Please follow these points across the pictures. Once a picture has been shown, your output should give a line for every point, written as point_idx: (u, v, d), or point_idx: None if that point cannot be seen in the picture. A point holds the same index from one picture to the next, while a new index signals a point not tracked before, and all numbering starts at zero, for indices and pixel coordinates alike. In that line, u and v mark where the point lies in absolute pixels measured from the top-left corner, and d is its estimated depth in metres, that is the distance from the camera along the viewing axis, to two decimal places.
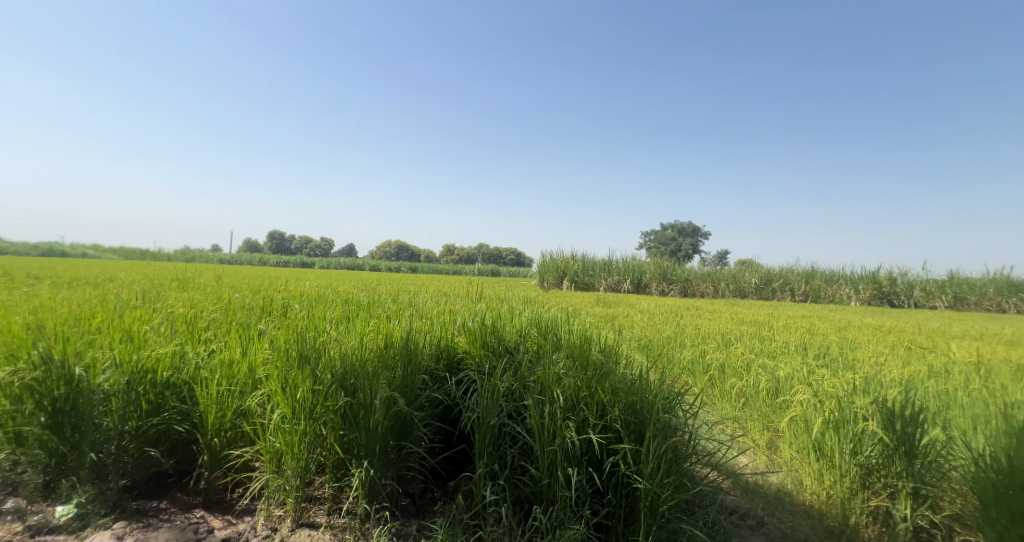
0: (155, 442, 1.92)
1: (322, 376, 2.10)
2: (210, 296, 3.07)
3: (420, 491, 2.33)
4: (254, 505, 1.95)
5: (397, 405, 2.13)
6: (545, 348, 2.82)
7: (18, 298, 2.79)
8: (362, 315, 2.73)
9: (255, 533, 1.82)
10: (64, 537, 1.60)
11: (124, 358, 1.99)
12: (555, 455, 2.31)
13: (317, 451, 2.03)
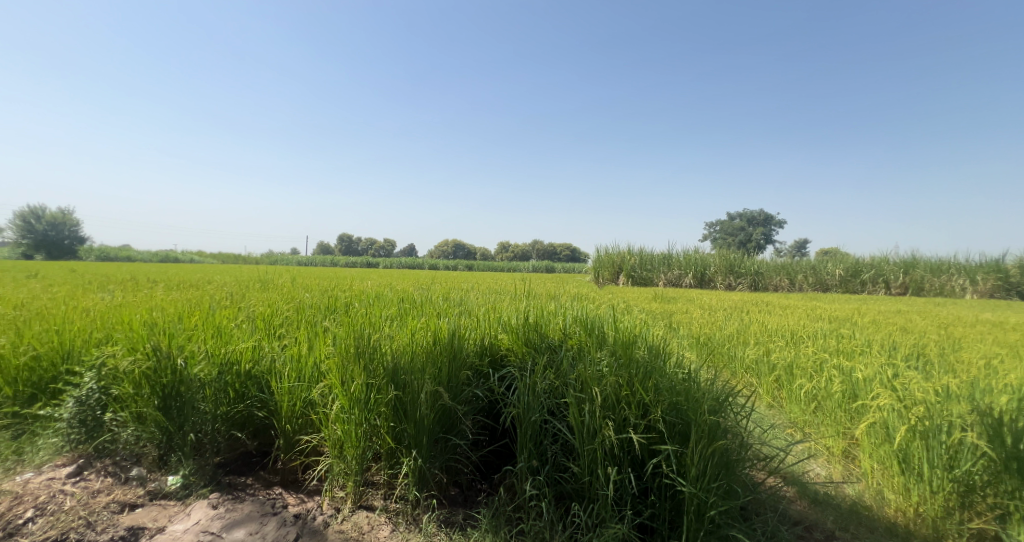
0: (241, 426, 2.33)
1: (375, 370, 2.31)
2: (286, 295, 3.44)
3: (468, 481, 2.51)
4: (321, 487, 2.26)
5: (442, 400, 2.31)
6: (588, 346, 2.82)
7: (138, 299, 3.33)
8: (414, 312, 2.92)
9: (321, 511, 2.10)
10: (174, 502, 2.00)
11: (214, 352, 2.37)
12: (595, 453, 2.34)
13: (373, 441, 2.27)
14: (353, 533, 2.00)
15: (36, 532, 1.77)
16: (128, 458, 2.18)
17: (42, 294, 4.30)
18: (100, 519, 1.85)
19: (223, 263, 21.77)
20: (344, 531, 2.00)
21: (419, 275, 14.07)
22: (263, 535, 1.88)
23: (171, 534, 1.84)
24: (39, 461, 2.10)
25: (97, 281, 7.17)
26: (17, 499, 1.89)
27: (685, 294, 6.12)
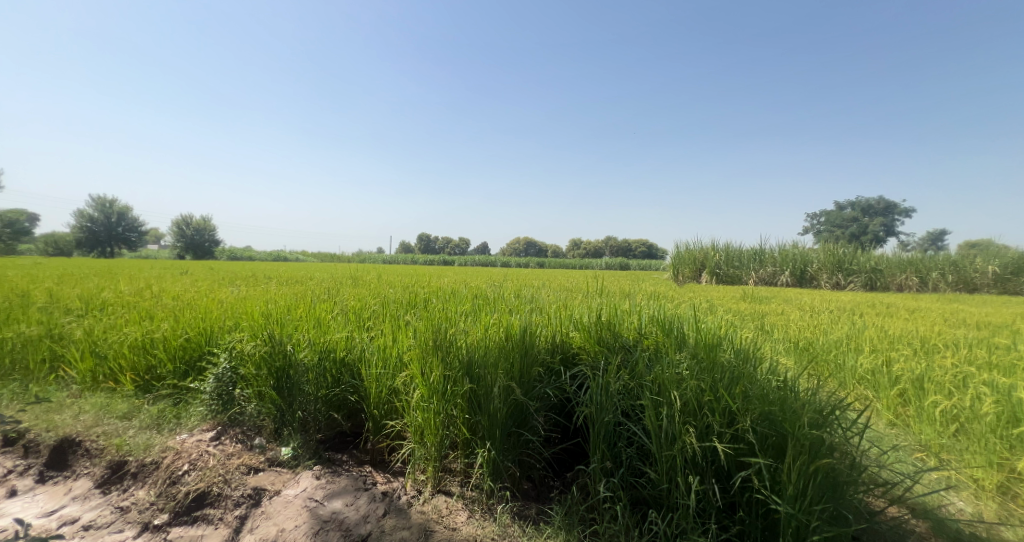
0: (338, 408, 2.64)
1: (451, 363, 2.46)
2: (373, 291, 3.81)
3: (541, 477, 2.53)
4: (404, 469, 2.46)
5: (514, 395, 2.38)
6: (666, 347, 2.70)
7: (257, 293, 3.91)
8: (487, 309, 3.05)
9: (406, 491, 2.29)
10: (287, 469, 2.33)
11: (316, 341, 2.73)
12: (674, 460, 2.22)
13: (451, 430, 2.41)
14: (433, 514, 2.14)
15: (190, 482, 2.18)
16: (252, 428, 2.57)
17: (190, 288, 5.22)
18: (234, 477, 2.22)
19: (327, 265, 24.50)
20: (425, 512, 2.16)
21: (496, 272, 14.51)
22: (356, 507, 2.12)
23: (285, 497, 2.15)
24: (191, 424, 2.56)
25: (227, 279, 7.52)
26: (177, 454, 2.31)
27: (778, 293, 5.53)
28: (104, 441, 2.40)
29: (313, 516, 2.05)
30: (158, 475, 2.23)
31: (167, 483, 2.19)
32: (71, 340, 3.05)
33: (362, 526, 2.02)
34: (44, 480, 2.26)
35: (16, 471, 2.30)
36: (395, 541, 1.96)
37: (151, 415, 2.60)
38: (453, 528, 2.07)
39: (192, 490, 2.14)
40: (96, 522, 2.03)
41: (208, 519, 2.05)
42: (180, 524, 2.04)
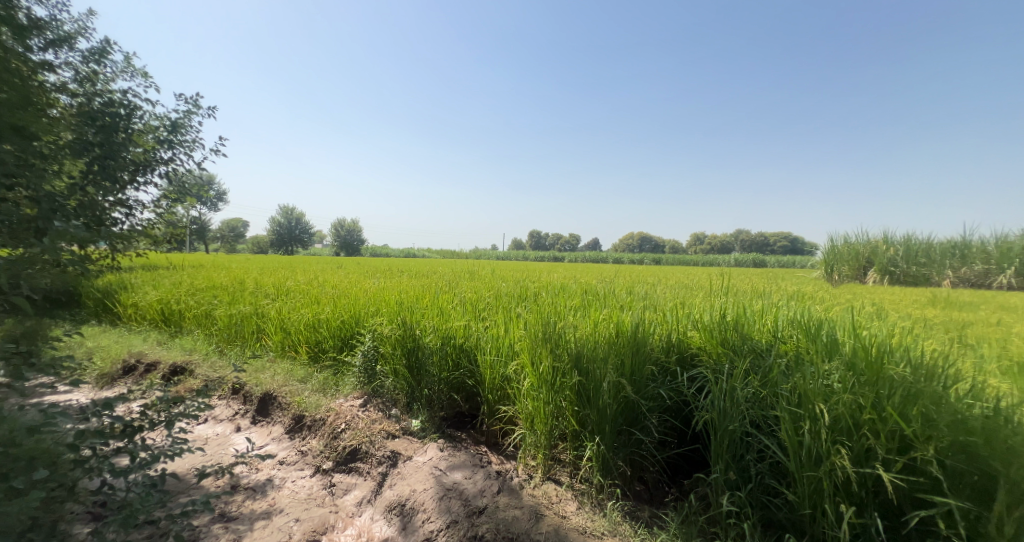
0: (458, 389, 2.92)
1: (561, 355, 2.49)
2: (488, 286, 4.19)
3: (654, 481, 2.39)
4: (515, 454, 2.60)
5: (625, 392, 2.31)
6: (811, 355, 2.14)
7: (396, 284, 4.53)
8: (596, 305, 3.05)
9: (518, 474, 2.40)
10: (416, 439, 2.62)
11: (439, 328, 3.07)
12: (820, 484, 1.81)
13: (560, 421, 2.46)
14: (544, 499, 2.19)
15: (346, 438, 2.58)
16: (389, 401, 2.98)
17: (351, 279, 6.28)
18: (377, 438, 2.57)
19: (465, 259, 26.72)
20: (536, 496, 2.22)
21: (620, 267, 13.99)
22: (474, 481, 2.25)
23: (416, 462, 2.41)
24: (346, 391, 3.08)
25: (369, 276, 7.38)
26: (338, 414, 2.77)
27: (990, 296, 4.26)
28: (290, 397, 3.01)
29: (439, 483, 2.23)
30: (324, 429, 2.71)
31: (331, 436, 2.64)
32: (268, 318, 3.93)
33: (479, 499, 2.12)
34: (255, 422, 2.91)
35: (239, 414, 3.01)
36: (508, 517, 2.02)
37: (318, 381, 3.20)
38: (564, 516, 2.08)
39: (347, 445, 2.53)
40: (286, 459, 2.54)
41: (359, 470, 2.40)
42: (340, 471, 2.42)
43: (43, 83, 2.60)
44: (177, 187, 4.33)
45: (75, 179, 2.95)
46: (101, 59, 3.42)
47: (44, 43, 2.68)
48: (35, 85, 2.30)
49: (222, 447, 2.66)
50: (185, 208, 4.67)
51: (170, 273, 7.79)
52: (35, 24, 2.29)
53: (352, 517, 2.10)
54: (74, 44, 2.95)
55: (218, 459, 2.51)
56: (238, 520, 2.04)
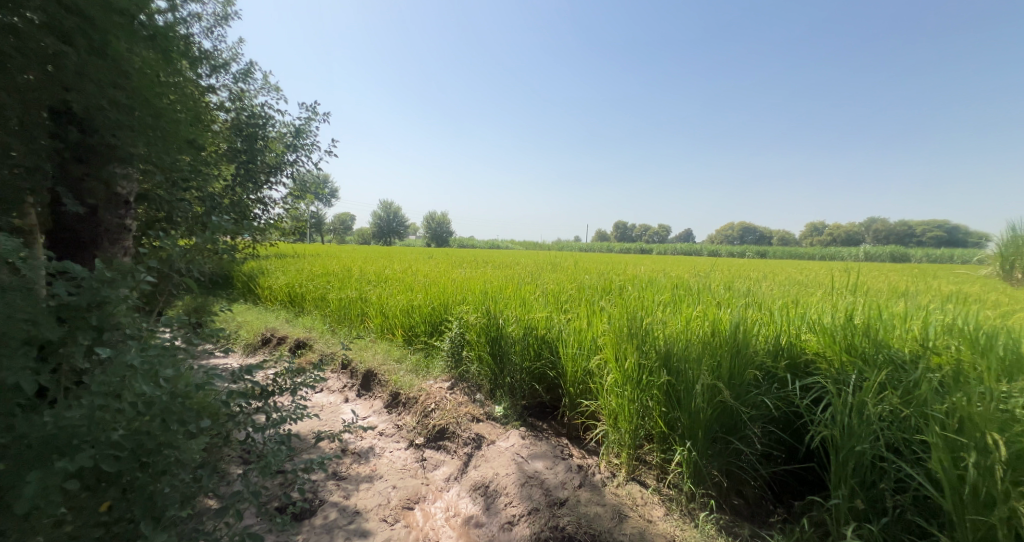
0: (540, 380, 2.97)
1: (648, 352, 2.40)
2: (571, 278, 4.19)
3: (755, 497, 2.16)
4: (597, 450, 2.55)
5: (721, 396, 2.09)
6: (983, 374, 1.77)
7: (483, 274, 4.69)
8: (689, 302, 2.89)
9: (600, 471, 2.34)
10: (499, 424, 2.71)
11: (522, 318, 3.16)
12: (987, 530, 1.50)
13: (646, 421, 2.35)
14: (628, 500, 2.11)
15: (435, 418, 2.76)
16: (474, 386, 3.11)
17: (443, 269, 6.65)
18: (463, 420, 2.71)
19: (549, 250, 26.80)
20: (619, 495, 2.14)
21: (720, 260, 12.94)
22: (556, 471, 2.28)
23: (499, 447, 2.50)
24: (436, 374, 3.27)
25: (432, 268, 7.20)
26: (428, 394, 2.97)
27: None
28: (388, 375, 3.28)
29: (520, 470, 2.29)
30: (416, 407, 2.91)
31: (422, 415, 2.84)
32: (371, 303, 4.32)
33: (561, 490, 2.14)
34: (360, 395, 3.23)
35: (347, 387, 3.36)
36: (590, 513, 2.00)
37: (411, 363, 3.44)
38: (649, 520, 1.99)
39: (436, 424, 2.70)
40: (385, 430, 2.78)
41: (446, 449, 2.55)
42: (429, 447, 2.59)
43: (208, 102, 3.11)
44: (300, 186, 4.91)
45: (227, 182, 3.49)
46: (247, 79, 3.97)
47: (208, 70, 3.20)
48: (203, 105, 2.76)
49: (334, 414, 2.99)
50: (306, 204, 5.29)
51: (295, 260, 8.93)
52: (204, 55, 2.73)
53: (441, 492, 2.24)
54: (229, 68, 3.46)
55: (330, 424, 2.84)
56: (347, 480, 2.30)
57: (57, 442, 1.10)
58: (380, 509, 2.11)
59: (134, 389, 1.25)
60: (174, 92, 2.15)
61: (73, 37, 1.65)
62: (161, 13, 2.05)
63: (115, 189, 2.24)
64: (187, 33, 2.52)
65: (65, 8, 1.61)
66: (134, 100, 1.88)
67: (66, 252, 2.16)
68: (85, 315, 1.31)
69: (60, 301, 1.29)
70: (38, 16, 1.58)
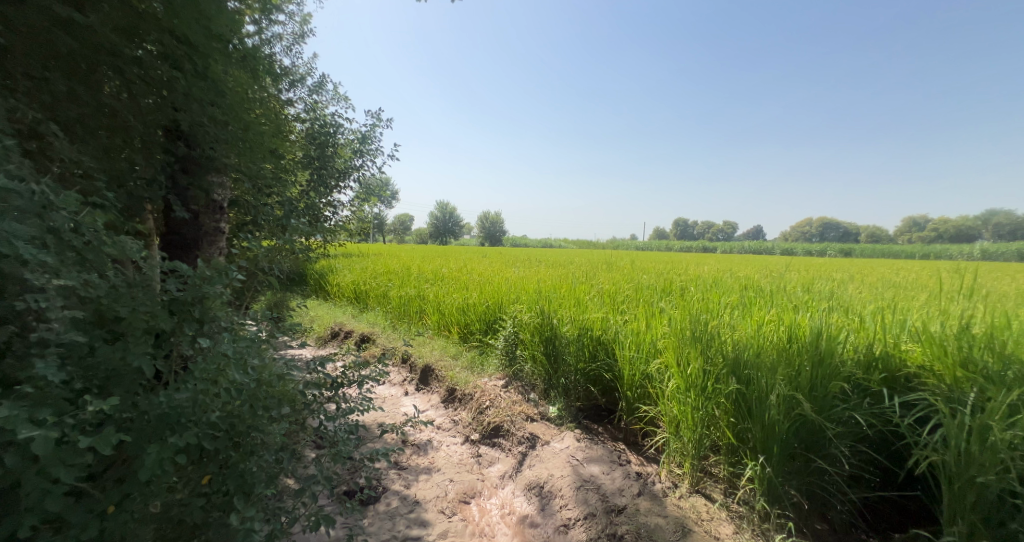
0: (595, 382, 2.91)
1: (714, 358, 2.30)
2: (628, 278, 4.10)
3: (844, 524, 1.95)
4: (657, 458, 2.46)
5: (801, 409, 1.92)
6: None
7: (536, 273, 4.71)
8: (761, 306, 2.73)
9: (661, 481, 2.24)
10: (554, 425, 2.70)
11: (576, 319, 3.14)
12: None
13: (712, 431, 2.22)
14: (692, 514, 2.01)
15: (490, 415, 2.79)
16: (527, 385, 3.12)
17: (499, 268, 6.75)
18: (517, 419, 2.73)
19: (603, 249, 26.36)
20: (681, 507, 2.05)
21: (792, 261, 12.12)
22: (612, 477, 2.23)
23: (553, 448, 2.49)
24: (491, 371, 3.32)
25: (488, 266, 7.36)
26: (483, 392, 3.02)
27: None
28: (444, 371, 3.37)
29: (576, 473, 2.27)
30: (471, 404, 2.97)
31: (477, 411, 2.89)
32: (428, 301, 4.48)
33: (618, 497, 2.09)
34: (418, 389, 3.35)
35: (407, 380, 3.50)
36: (649, 523, 1.94)
37: (467, 360, 3.52)
38: (716, 536, 1.88)
39: (491, 422, 2.74)
40: (442, 425, 2.87)
41: (501, 446, 2.58)
42: (485, 444, 2.63)
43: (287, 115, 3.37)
44: (365, 189, 5.19)
45: (303, 187, 3.76)
46: (320, 91, 4.26)
47: (288, 85, 3.46)
48: (283, 117, 2.99)
49: (395, 406, 3.12)
50: (371, 207, 5.58)
51: (359, 259, 9.47)
52: (285, 71, 2.97)
53: (496, 489, 2.27)
54: (305, 82, 3.72)
55: (392, 416, 2.97)
56: (408, 470, 2.40)
57: (169, 420, 1.20)
58: (438, 500, 2.17)
59: (228, 376, 1.39)
60: (261, 107, 2.35)
61: (182, 62, 1.84)
62: (250, 36, 2.23)
63: (213, 196, 2.48)
64: (271, 53, 2.75)
65: (177, 38, 1.81)
66: (229, 116, 2.07)
67: (171, 253, 2.41)
68: (190, 308, 1.44)
69: (170, 296, 1.42)
70: (156, 47, 1.79)
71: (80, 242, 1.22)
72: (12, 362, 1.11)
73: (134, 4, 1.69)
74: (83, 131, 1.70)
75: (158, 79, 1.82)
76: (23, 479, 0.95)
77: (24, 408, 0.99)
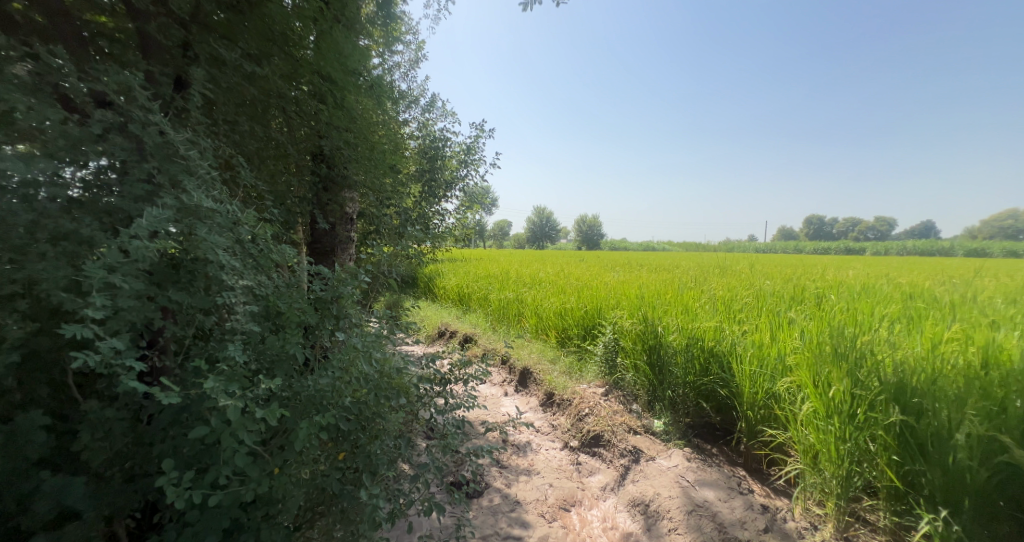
0: (706, 398, 2.68)
1: (867, 383, 1.91)
2: (747, 283, 3.75)
3: None
4: (789, 492, 2.14)
5: (1003, 456, 1.59)
6: None
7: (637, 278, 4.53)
8: (933, 323, 2.33)
9: (794, 519, 1.95)
10: (660, 441, 2.54)
11: (685, 327, 2.93)
12: None
13: (866, 468, 1.87)
14: None
15: (589, 423, 2.73)
16: (629, 395, 2.99)
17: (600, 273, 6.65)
18: (619, 430, 2.62)
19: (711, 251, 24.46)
20: None
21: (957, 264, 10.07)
22: (731, 507, 2.02)
23: (659, 465, 2.35)
24: (590, 378, 3.24)
25: (586, 271, 7.30)
26: (582, 399, 2.96)
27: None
28: (543, 375, 3.38)
29: (686, 495, 2.10)
30: (570, 410, 2.92)
31: (576, 418, 2.83)
32: (527, 304, 4.55)
33: (739, 530, 1.89)
34: (517, 391, 3.41)
35: (507, 381, 3.58)
36: None
37: (565, 365, 3.49)
38: None
39: (591, 430, 2.67)
40: (541, 428, 2.86)
41: (602, 457, 2.50)
42: (584, 452, 2.58)
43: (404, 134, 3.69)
44: (469, 198, 5.46)
45: (415, 198, 4.08)
46: (431, 109, 4.58)
47: (405, 107, 3.79)
48: (401, 136, 3.28)
49: (496, 406, 3.21)
50: (474, 215, 5.86)
51: (462, 263, 10.00)
52: (403, 95, 3.25)
53: (598, 500, 2.20)
54: (419, 102, 4.04)
55: (493, 416, 3.06)
56: (509, 469, 2.45)
57: (315, 400, 1.38)
58: (539, 504, 2.17)
59: (358, 367, 1.55)
60: (384, 129, 2.60)
61: (326, 96, 2.14)
62: (376, 68, 2.49)
63: (346, 209, 2.80)
64: (392, 79, 3.03)
65: (322, 77, 2.12)
66: (359, 138, 2.33)
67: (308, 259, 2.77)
68: (329, 305, 1.63)
69: (315, 295, 1.64)
70: (309, 87, 2.12)
71: (256, 250, 1.46)
72: (216, 344, 1.37)
73: (295, 53, 2.02)
74: (260, 162, 2.03)
75: (308, 112, 2.14)
76: (223, 438, 1.13)
77: (222, 380, 1.20)
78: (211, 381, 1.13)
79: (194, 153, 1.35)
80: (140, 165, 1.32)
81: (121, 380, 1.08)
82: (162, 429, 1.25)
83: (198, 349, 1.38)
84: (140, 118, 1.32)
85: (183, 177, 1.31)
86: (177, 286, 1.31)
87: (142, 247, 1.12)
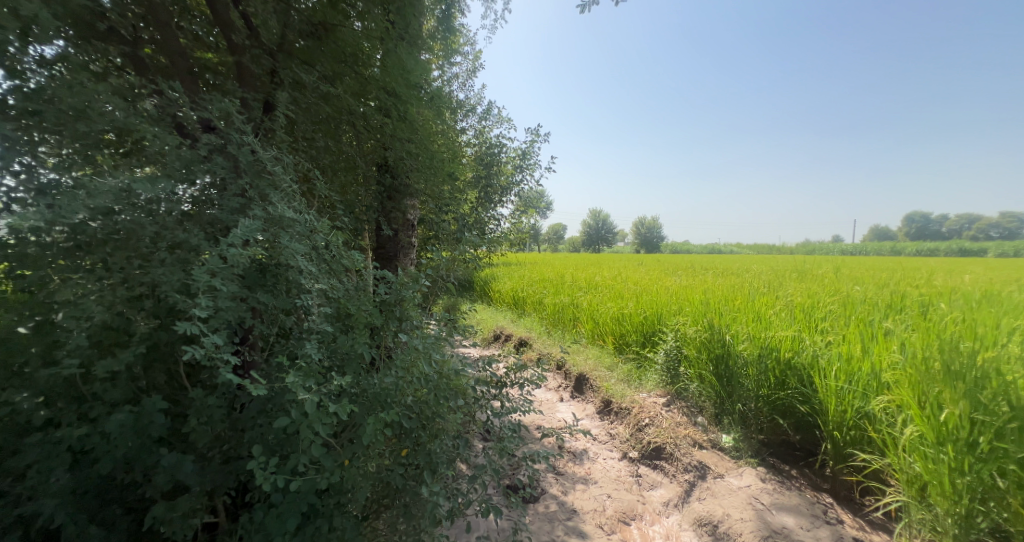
0: (783, 414, 2.46)
1: (993, 407, 1.68)
2: (831, 289, 3.42)
3: None
4: (890, 526, 1.91)
5: None
6: None
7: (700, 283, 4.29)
8: None
9: None
10: (730, 458, 2.38)
11: (757, 336, 2.73)
12: None
13: (993, 507, 1.62)
14: None
15: (650, 434, 2.61)
16: (694, 406, 2.83)
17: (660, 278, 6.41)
18: (683, 443, 2.49)
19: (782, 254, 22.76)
20: None
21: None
22: (815, 537, 1.84)
23: (728, 484, 2.20)
24: (650, 387, 3.11)
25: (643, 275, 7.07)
26: (642, 408, 2.84)
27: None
28: (600, 382, 3.29)
29: (760, 518, 1.95)
30: (629, 419, 2.82)
31: (636, 428, 2.73)
32: (583, 309, 4.47)
33: None
34: (573, 397, 3.34)
35: (562, 387, 3.52)
36: None
37: (623, 372, 3.37)
38: None
39: (652, 441, 2.55)
40: (599, 436, 2.78)
41: (664, 471, 2.39)
42: (645, 464, 2.47)
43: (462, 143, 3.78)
44: (524, 202, 5.48)
45: (471, 203, 4.16)
46: (488, 116, 4.66)
47: (462, 116, 3.88)
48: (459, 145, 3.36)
49: (552, 412, 3.17)
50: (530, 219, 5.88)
51: (515, 267, 10.04)
52: (461, 104, 3.33)
53: (660, 515, 2.10)
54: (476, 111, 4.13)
55: (548, 421, 3.02)
56: (565, 476, 2.40)
57: (381, 397, 1.43)
58: (596, 515, 2.11)
59: (420, 368, 1.58)
60: (443, 137, 2.67)
61: (390, 109, 2.21)
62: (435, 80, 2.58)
63: (409, 216, 2.89)
64: (451, 90, 3.12)
65: (388, 92, 2.18)
66: (421, 149, 2.39)
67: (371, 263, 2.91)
68: (393, 308, 1.70)
69: (381, 298, 1.71)
70: (376, 100, 2.20)
71: (329, 255, 1.55)
72: (294, 341, 1.47)
73: (362, 70, 2.13)
74: (334, 175, 2.17)
75: (375, 126, 2.24)
76: (302, 428, 1.20)
77: (301, 375, 1.28)
78: (292, 376, 1.22)
79: (279, 169, 1.46)
80: (236, 181, 1.46)
81: (220, 372, 1.19)
82: (251, 417, 1.35)
83: (282, 346, 1.49)
84: (235, 140, 1.46)
85: (271, 191, 1.43)
86: (264, 289, 1.42)
87: (238, 253, 1.23)
